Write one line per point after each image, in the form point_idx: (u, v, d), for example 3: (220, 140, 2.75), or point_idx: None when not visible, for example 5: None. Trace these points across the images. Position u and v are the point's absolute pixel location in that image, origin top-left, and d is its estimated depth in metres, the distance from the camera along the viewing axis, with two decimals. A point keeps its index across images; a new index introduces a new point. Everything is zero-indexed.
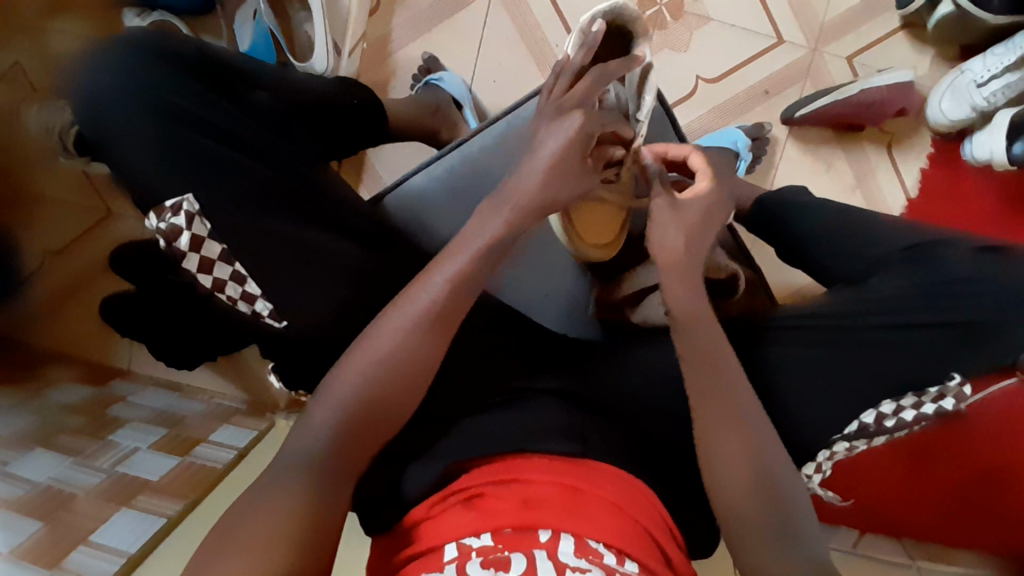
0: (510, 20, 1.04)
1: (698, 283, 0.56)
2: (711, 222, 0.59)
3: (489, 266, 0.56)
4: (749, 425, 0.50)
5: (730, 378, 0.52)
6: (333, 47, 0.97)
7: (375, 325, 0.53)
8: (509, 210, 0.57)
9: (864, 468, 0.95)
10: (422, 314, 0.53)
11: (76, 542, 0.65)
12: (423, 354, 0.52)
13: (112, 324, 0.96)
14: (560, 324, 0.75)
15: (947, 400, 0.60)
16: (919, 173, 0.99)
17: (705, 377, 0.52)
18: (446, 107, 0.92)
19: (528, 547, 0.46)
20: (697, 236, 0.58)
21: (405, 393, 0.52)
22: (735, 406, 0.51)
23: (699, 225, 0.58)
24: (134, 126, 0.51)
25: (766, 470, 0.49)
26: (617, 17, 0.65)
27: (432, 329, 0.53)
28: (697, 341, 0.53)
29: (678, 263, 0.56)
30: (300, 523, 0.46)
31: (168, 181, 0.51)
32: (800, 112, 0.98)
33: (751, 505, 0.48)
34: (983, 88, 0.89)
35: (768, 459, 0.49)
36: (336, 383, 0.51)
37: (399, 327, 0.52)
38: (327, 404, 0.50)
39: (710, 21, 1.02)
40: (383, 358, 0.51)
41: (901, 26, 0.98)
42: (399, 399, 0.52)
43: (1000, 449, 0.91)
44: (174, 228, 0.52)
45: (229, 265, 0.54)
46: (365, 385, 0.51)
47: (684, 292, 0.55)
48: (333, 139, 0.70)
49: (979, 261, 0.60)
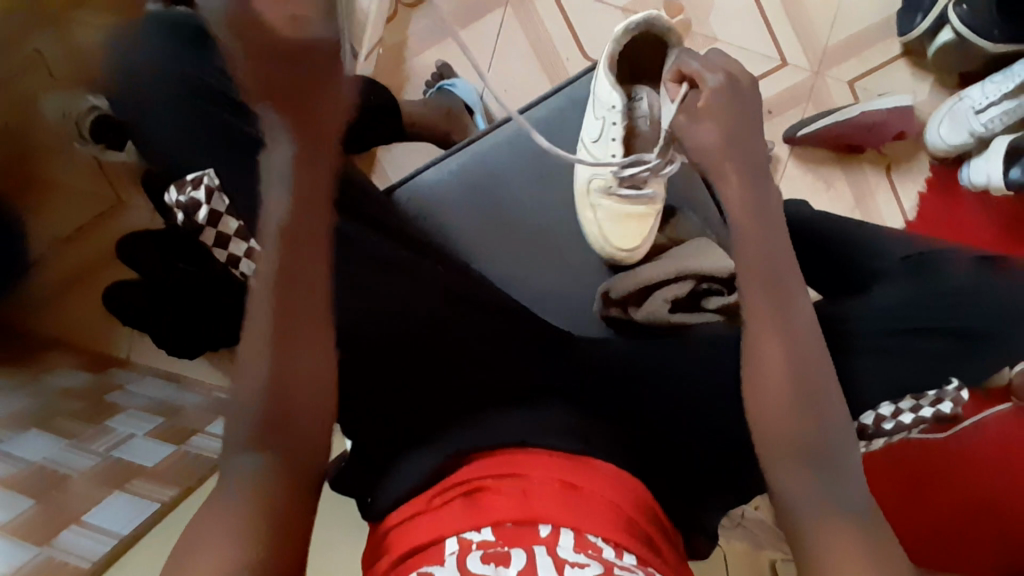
0: (523, 32, 1.07)
1: (774, 249, 0.53)
2: (738, 118, 0.57)
3: (311, 269, 0.49)
4: (816, 411, 0.49)
5: (798, 347, 0.50)
6: (350, 50, 1.00)
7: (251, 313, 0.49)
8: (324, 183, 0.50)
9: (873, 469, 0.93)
10: (285, 300, 0.47)
11: (69, 520, 0.65)
12: (308, 355, 0.48)
13: (114, 310, 0.96)
14: (568, 323, 0.73)
15: (945, 404, 0.66)
16: (918, 196, 1.01)
17: (769, 293, 0.51)
18: (459, 111, 0.95)
19: (527, 541, 0.46)
20: (728, 146, 0.56)
21: (309, 401, 0.48)
22: (803, 386, 0.49)
23: (755, 184, 0.55)
24: (164, 94, 0.58)
25: (812, 393, 0.49)
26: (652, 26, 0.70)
27: (286, 345, 0.47)
28: (765, 312, 0.51)
29: (755, 220, 0.54)
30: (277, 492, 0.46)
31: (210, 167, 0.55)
32: (802, 130, 1.00)
33: (804, 477, 0.48)
34: (982, 115, 0.93)
35: (811, 376, 0.49)
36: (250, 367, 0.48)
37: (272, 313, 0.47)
38: (243, 398, 0.47)
39: (717, 41, 1.05)
40: (270, 332, 0.47)
41: (901, 53, 1.02)
42: (317, 399, 0.49)
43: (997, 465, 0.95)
44: (195, 199, 0.59)
45: (245, 243, 0.61)
46: (264, 384, 0.47)
47: (751, 253, 0.53)
48: (357, 131, 0.72)
49: (979, 267, 0.63)
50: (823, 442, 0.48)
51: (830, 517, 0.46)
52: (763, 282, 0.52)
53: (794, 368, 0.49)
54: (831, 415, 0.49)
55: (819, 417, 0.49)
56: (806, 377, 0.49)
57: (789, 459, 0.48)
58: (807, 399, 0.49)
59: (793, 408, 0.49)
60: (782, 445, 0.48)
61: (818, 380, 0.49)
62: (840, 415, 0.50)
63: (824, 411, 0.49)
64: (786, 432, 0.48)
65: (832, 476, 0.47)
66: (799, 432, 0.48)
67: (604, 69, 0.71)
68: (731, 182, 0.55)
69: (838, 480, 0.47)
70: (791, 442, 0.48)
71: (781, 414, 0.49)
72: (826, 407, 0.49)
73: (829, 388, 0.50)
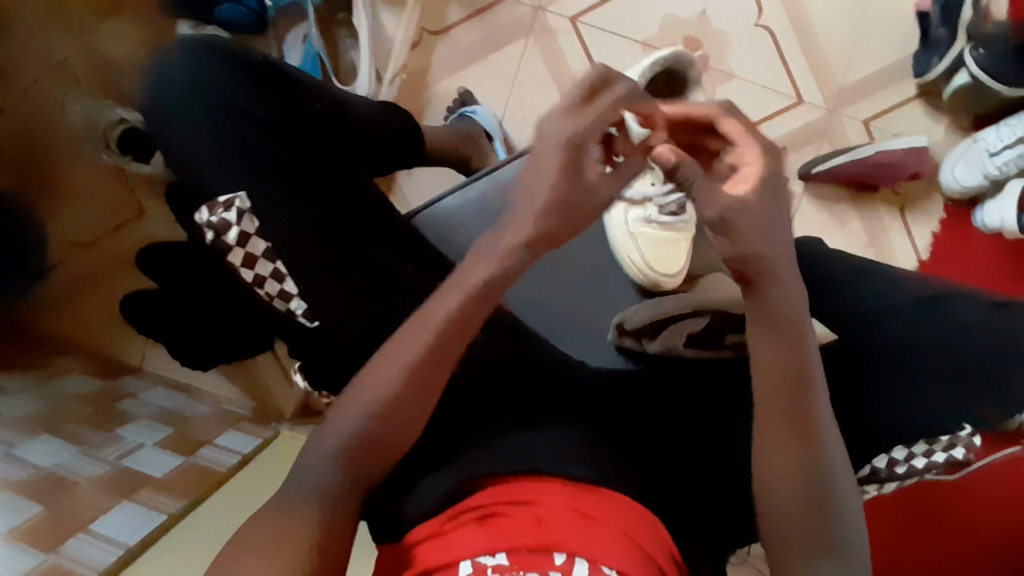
0: (543, 62, 1.09)
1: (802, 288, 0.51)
2: None
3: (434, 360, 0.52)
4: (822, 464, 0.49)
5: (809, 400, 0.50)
6: (374, 74, 1.03)
7: (392, 343, 0.52)
8: (503, 244, 0.50)
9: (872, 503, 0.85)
10: (431, 343, 0.51)
11: (76, 529, 0.65)
12: (402, 422, 0.51)
13: (131, 318, 0.98)
14: (582, 353, 0.73)
15: (958, 450, 0.63)
16: (931, 236, 1.02)
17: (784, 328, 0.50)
18: (478, 138, 0.97)
19: (542, 568, 0.47)
20: None
21: (401, 432, 0.51)
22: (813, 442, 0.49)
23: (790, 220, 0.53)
24: (201, 124, 0.59)
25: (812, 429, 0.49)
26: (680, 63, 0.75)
27: (408, 418, 0.52)
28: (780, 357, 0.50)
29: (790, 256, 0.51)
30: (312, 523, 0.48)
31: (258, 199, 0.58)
32: (817, 168, 1.02)
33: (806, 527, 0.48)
34: (997, 157, 0.92)
35: (814, 420, 0.49)
36: (359, 389, 0.52)
37: (413, 353, 0.51)
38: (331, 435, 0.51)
39: (733, 77, 1.07)
40: (381, 407, 0.51)
41: (917, 94, 1.03)
42: (403, 434, 0.52)
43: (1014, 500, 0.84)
44: (225, 221, 0.59)
45: (271, 263, 0.60)
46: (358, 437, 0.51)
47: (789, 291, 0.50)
48: (376, 156, 0.73)
49: (988, 315, 0.62)
50: (820, 479, 0.48)
51: (815, 554, 0.48)
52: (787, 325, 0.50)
53: (805, 420, 0.49)
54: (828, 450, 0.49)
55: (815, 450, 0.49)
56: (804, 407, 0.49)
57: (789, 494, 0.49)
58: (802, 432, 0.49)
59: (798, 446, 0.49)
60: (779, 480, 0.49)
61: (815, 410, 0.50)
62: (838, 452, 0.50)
63: (822, 444, 0.49)
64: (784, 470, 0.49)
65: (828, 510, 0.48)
66: (798, 470, 0.49)
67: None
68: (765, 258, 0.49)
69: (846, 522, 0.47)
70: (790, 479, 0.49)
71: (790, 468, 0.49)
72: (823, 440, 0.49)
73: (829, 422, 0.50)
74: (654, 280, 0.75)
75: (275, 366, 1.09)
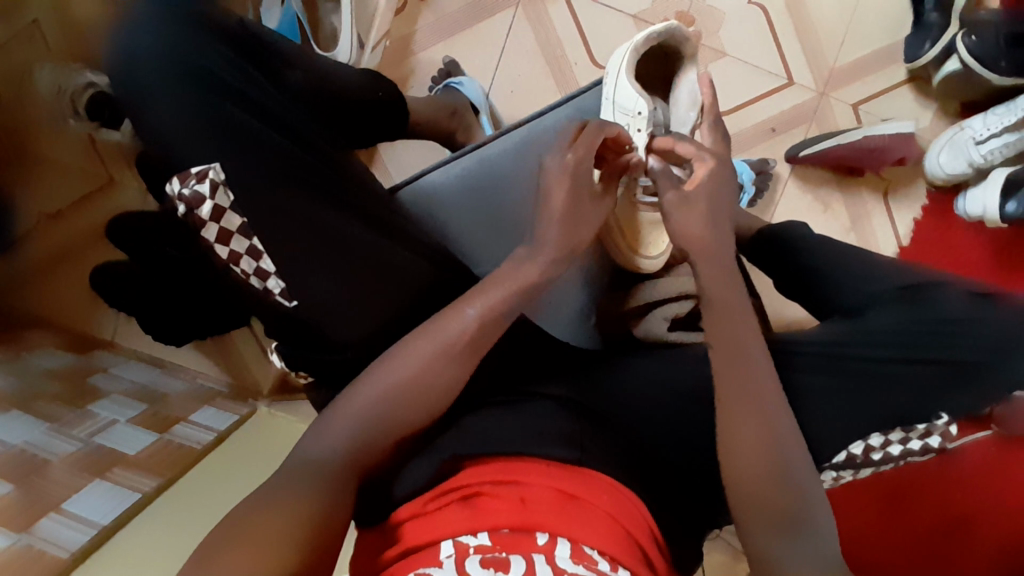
0: (533, 35, 1.06)
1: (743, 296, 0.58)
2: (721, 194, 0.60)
3: (456, 358, 0.57)
4: (788, 452, 0.51)
5: (763, 404, 0.53)
6: (356, 40, 0.99)
7: (411, 342, 0.57)
8: (541, 257, 0.60)
9: (850, 490, 0.95)
10: (448, 343, 0.57)
11: (46, 509, 0.62)
12: (414, 415, 0.55)
13: (103, 290, 0.94)
14: (560, 331, 0.74)
15: (933, 437, 0.69)
16: (912, 222, 1.03)
17: (723, 323, 0.56)
18: (464, 111, 0.94)
19: (525, 549, 0.45)
20: (713, 218, 0.59)
21: (408, 417, 0.55)
22: (780, 433, 0.52)
23: (717, 261, 0.58)
24: (175, 91, 0.54)
25: (772, 416, 0.52)
26: (670, 37, 0.70)
27: (416, 402, 0.55)
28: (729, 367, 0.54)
29: (707, 245, 0.59)
30: (293, 517, 0.46)
31: (237, 179, 0.56)
32: (805, 150, 1.02)
33: (778, 519, 0.49)
34: (982, 145, 0.93)
35: (778, 427, 0.52)
36: (366, 386, 0.55)
37: (427, 355, 0.56)
38: (338, 423, 0.53)
39: (725, 56, 1.05)
40: (397, 398, 0.55)
41: (906, 79, 1.02)
42: (410, 423, 0.55)
43: (1000, 485, 0.91)
44: (196, 194, 0.55)
45: (246, 240, 0.58)
46: (359, 424, 0.53)
47: (715, 275, 0.58)
48: (360, 132, 0.73)
49: (975, 304, 0.64)
50: (787, 468, 0.51)
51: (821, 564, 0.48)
52: (735, 333, 0.56)
53: (773, 436, 0.51)
54: (785, 430, 0.52)
55: (775, 429, 0.52)
56: (737, 381, 0.53)
57: (761, 484, 0.50)
58: (745, 403, 0.53)
59: (755, 433, 0.52)
60: (749, 477, 0.50)
61: (757, 394, 0.53)
62: (801, 446, 0.52)
63: (791, 443, 0.52)
64: (755, 451, 0.51)
65: (794, 493, 0.50)
66: (768, 458, 0.51)
67: (626, 77, 0.69)
68: (691, 197, 0.59)
69: (814, 527, 0.49)
70: (759, 460, 0.51)
71: (761, 469, 0.50)
72: (786, 438, 0.52)
73: (781, 409, 0.53)
74: (632, 258, 0.74)
75: (251, 343, 1.08)
